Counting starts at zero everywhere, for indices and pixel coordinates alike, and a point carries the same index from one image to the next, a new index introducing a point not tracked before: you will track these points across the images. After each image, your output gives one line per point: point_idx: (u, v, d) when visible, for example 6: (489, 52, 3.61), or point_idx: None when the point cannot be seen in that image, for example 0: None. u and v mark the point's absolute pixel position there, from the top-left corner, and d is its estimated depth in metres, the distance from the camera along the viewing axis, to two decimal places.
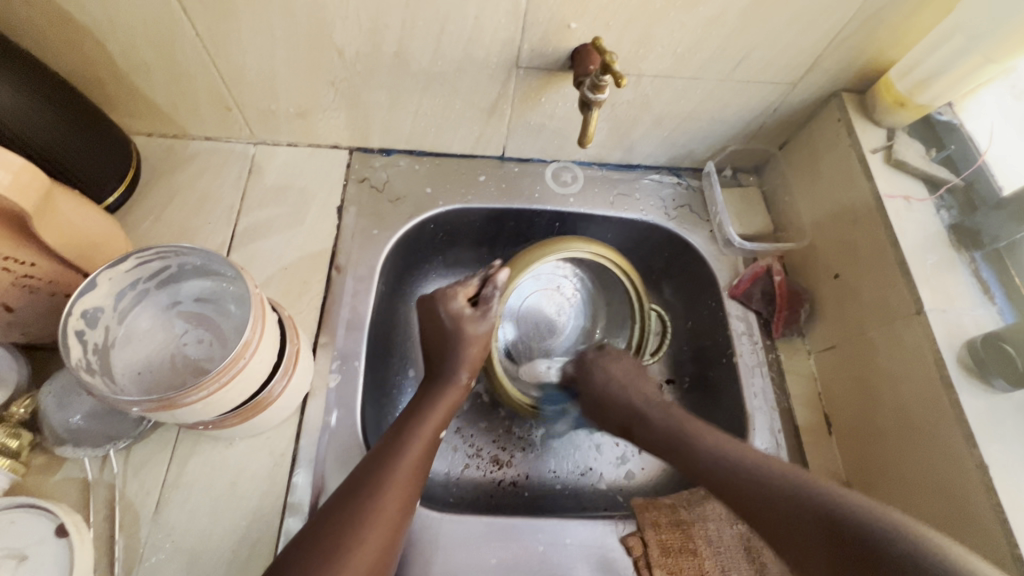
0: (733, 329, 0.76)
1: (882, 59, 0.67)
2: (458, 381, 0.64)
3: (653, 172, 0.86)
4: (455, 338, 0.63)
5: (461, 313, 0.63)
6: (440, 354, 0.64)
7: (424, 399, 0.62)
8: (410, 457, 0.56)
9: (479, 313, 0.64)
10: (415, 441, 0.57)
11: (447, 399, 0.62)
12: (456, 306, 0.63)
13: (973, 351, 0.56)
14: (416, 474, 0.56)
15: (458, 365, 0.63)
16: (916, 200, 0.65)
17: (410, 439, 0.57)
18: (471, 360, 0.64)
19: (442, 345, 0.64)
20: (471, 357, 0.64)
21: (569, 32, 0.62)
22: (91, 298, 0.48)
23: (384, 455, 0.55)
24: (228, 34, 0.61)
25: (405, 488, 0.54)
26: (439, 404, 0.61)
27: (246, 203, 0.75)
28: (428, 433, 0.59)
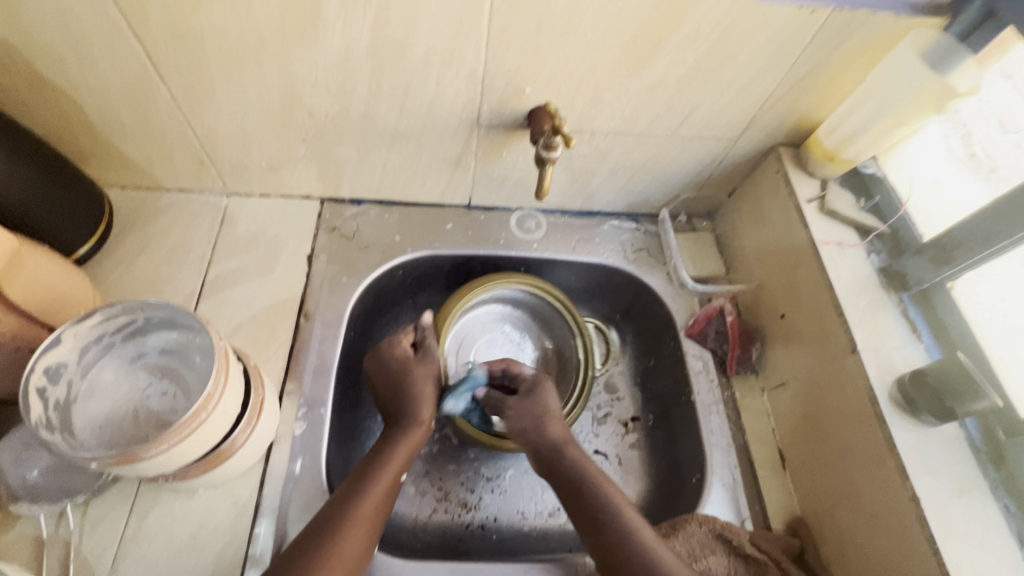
0: (691, 368, 0.79)
1: (812, 118, 0.73)
2: (419, 420, 0.65)
3: (613, 219, 0.90)
4: (407, 380, 0.66)
5: (406, 356, 0.68)
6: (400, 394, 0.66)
7: (386, 439, 0.63)
8: (374, 497, 0.56)
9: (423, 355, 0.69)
10: (377, 481, 0.58)
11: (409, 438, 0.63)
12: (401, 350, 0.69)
13: (903, 388, 0.60)
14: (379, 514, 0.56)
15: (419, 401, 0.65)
16: (848, 246, 0.70)
17: (372, 479, 0.58)
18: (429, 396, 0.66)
19: (399, 388, 0.66)
20: (427, 393, 0.66)
21: (524, 96, 0.67)
22: (55, 354, 0.49)
23: (346, 497, 0.56)
24: (202, 97, 0.65)
25: (368, 527, 0.55)
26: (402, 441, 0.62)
27: (217, 253, 0.77)
28: (392, 472, 0.59)
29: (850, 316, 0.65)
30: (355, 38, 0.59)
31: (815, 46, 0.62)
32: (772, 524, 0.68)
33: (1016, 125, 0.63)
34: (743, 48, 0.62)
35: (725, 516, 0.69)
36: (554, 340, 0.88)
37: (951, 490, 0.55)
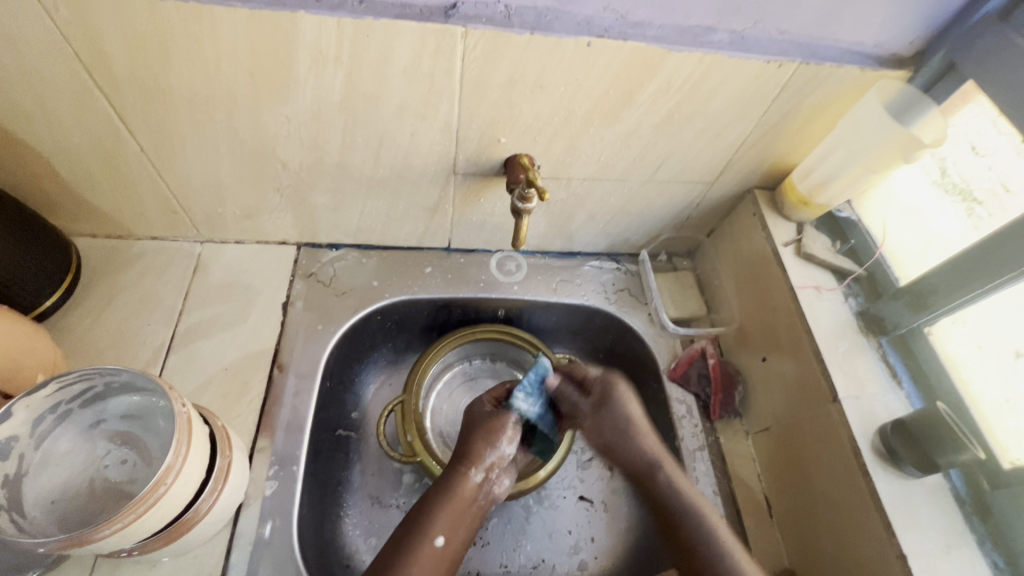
0: (675, 413, 0.78)
1: (785, 163, 0.74)
2: (469, 481, 0.63)
3: (594, 259, 0.90)
4: (481, 436, 0.66)
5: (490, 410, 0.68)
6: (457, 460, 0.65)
7: (431, 502, 0.62)
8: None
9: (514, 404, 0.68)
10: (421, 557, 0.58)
11: (455, 502, 0.62)
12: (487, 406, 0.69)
13: (884, 438, 0.59)
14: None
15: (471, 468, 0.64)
16: (826, 289, 0.71)
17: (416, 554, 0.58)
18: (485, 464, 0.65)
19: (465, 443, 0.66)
20: (480, 459, 0.65)
21: (500, 145, 0.67)
22: (3, 428, 0.47)
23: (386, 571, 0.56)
24: (173, 150, 0.64)
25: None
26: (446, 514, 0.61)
27: (189, 302, 0.75)
28: (429, 550, 0.59)
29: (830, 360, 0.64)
30: (327, 94, 0.59)
31: (784, 96, 0.63)
32: None
33: (988, 148, 0.61)
34: (714, 100, 0.63)
35: None
36: None
37: (938, 546, 0.54)
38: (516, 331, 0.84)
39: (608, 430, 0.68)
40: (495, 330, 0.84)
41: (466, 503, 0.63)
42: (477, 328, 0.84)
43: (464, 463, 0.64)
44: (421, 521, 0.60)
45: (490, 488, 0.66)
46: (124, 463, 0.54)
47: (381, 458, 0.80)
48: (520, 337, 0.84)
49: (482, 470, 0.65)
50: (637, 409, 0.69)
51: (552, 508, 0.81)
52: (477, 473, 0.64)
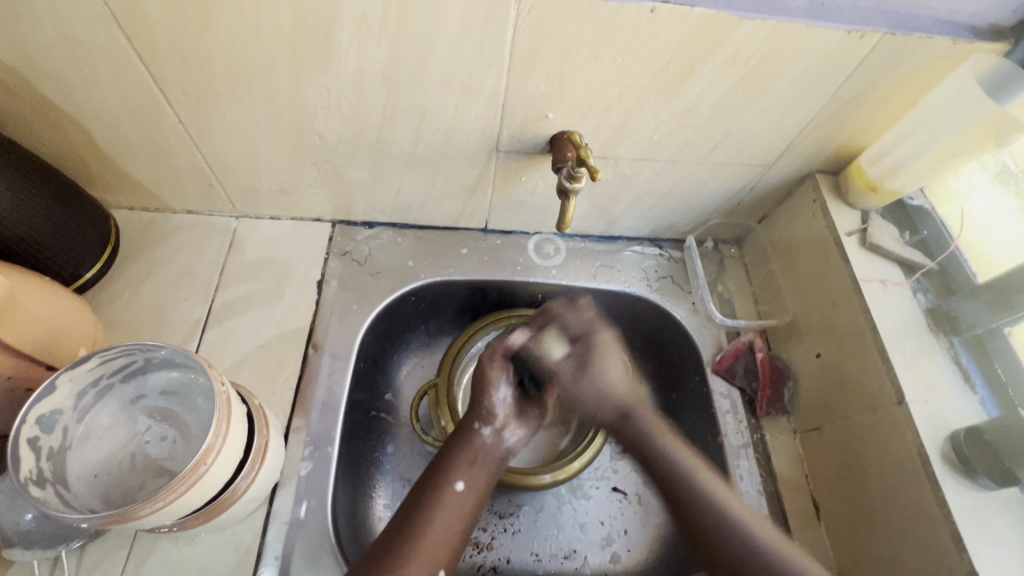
0: (718, 407, 0.74)
1: (853, 145, 0.69)
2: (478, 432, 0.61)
3: (635, 244, 0.86)
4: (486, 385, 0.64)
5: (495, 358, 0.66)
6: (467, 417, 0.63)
7: (445, 453, 0.59)
8: (430, 526, 0.53)
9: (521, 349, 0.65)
10: (439, 512, 0.54)
11: (466, 452, 0.59)
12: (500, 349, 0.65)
13: (957, 446, 0.55)
14: (442, 542, 0.53)
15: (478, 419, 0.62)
16: (892, 283, 0.66)
17: (433, 507, 0.54)
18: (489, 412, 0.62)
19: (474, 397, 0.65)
20: (486, 412, 0.62)
21: (547, 121, 0.63)
22: (48, 401, 0.46)
23: (402, 535, 0.52)
24: (211, 121, 0.62)
25: (429, 555, 0.51)
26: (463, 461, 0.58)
27: (225, 278, 0.75)
28: (450, 501, 0.55)
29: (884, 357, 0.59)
30: (370, 63, 0.56)
31: (863, 71, 0.58)
32: None
33: None
34: (784, 74, 0.58)
35: None
36: None
37: (1014, 564, 0.50)
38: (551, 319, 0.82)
39: (587, 394, 0.65)
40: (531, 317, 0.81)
41: (481, 453, 0.60)
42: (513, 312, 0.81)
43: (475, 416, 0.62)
44: (435, 471, 0.57)
45: (503, 444, 0.62)
46: (164, 439, 0.54)
47: (413, 441, 0.78)
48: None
49: (488, 422, 0.62)
50: (620, 372, 0.65)
51: (584, 498, 0.79)
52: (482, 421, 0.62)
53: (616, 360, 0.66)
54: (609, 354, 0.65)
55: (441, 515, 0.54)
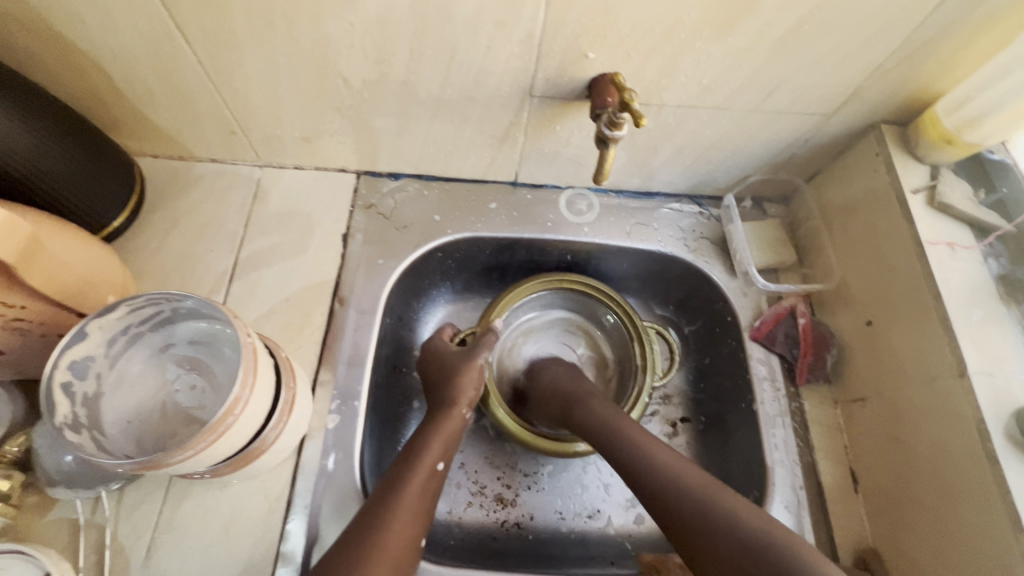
0: (756, 374, 0.71)
1: (928, 91, 0.62)
2: (457, 412, 0.63)
3: (673, 201, 0.81)
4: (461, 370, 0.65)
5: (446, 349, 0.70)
6: (439, 393, 0.65)
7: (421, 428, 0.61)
8: (410, 496, 0.53)
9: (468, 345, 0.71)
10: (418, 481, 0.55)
11: (445, 429, 0.61)
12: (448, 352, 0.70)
13: (1022, 424, 0.51)
14: (418, 513, 0.53)
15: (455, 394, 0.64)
16: (961, 247, 0.60)
17: (414, 477, 0.55)
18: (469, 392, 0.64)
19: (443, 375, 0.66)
20: (465, 394, 0.64)
21: (586, 62, 0.58)
22: (80, 348, 0.46)
23: (379, 505, 0.52)
24: (230, 62, 0.59)
25: (409, 523, 0.52)
26: (441, 433, 0.61)
27: (249, 229, 0.73)
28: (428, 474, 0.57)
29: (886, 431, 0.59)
30: None
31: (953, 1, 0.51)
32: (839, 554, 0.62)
33: None
34: (860, 5, 0.51)
35: None
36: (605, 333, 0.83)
37: None
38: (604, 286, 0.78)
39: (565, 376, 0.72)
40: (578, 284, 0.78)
41: (454, 434, 0.62)
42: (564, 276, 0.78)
43: (452, 396, 0.64)
44: (413, 447, 0.58)
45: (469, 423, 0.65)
46: (193, 388, 0.54)
47: None
48: (600, 291, 0.78)
49: (468, 405, 0.64)
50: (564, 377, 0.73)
51: None
52: (466, 404, 0.64)
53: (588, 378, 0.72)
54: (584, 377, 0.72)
55: (419, 486, 0.55)
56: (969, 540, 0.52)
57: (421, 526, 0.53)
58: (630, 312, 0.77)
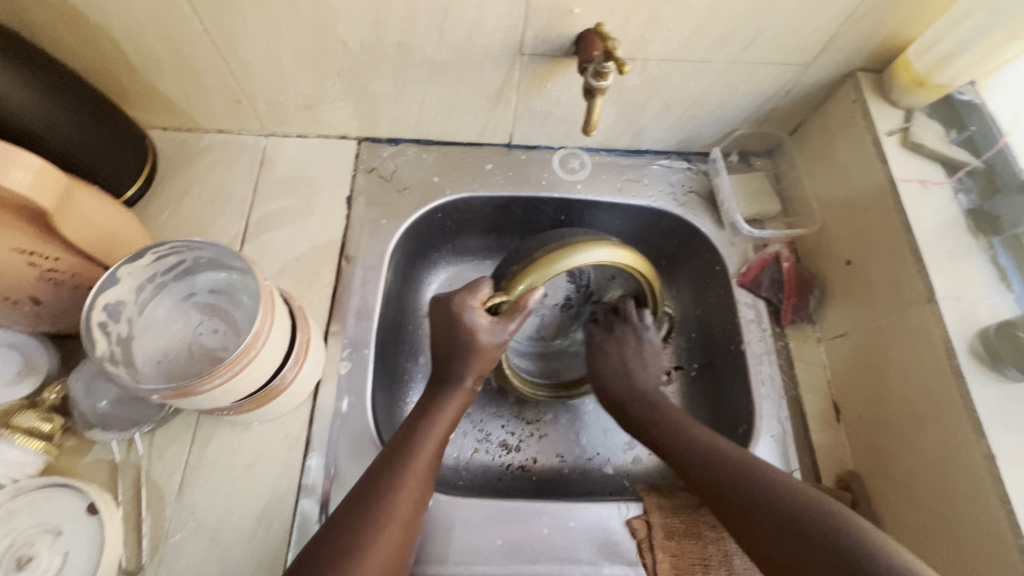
0: (742, 316, 0.75)
1: (900, 37, 0.65)
2: (463, 387, 0.61)
3: (663, 158, 0.85)
4: (468, 349, 0.59)
5: (476, 324, 0.58)
6: (447, 363, 0.61)
7: (428, 404, 0.60)
8: (413, 473, 0.54)
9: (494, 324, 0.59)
10: (416, 463, 0.55)
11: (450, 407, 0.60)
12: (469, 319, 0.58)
13: (986, 341, 0.55)
14: (415, 498, 0.54)
15: (463, 370, 0.61)
16: (932, 183, 0.64)
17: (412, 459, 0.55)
18: (478, 368, 0.61)
19: (452, 350, 0.60)
20: (475, 372, 0.61)
21: (573, 17, 0.61)
22: (113, 292, 0.51)
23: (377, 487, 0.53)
24: (235, 29, 0.62)
25: (408, 506, 0.53)
26: (442, 414, 0.60)
27: (259, 194, 0.77)
28: (428, 455, 0.57)
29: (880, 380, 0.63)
30: None
31: None
32: (822, 476, 0.66)
33: None
34: None
35: (772, 467, 0.66)
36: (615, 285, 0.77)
37: None
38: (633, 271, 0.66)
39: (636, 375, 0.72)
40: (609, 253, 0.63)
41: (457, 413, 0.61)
42: (589, 247, 0.62)
43: (461, 371, 0.60)
44: (416, 427, 0.58)
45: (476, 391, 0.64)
46: (215, 332, 0.58)
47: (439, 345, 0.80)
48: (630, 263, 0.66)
49: (475, 378, 0.62)
50: (621, 358, 0.74)
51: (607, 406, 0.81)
52: (473, 378, 0.62)
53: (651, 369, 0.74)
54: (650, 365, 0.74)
55: (415, 468, 0.55)
56: (934, 456, 0.56)
57: (420, 502, 0.55)
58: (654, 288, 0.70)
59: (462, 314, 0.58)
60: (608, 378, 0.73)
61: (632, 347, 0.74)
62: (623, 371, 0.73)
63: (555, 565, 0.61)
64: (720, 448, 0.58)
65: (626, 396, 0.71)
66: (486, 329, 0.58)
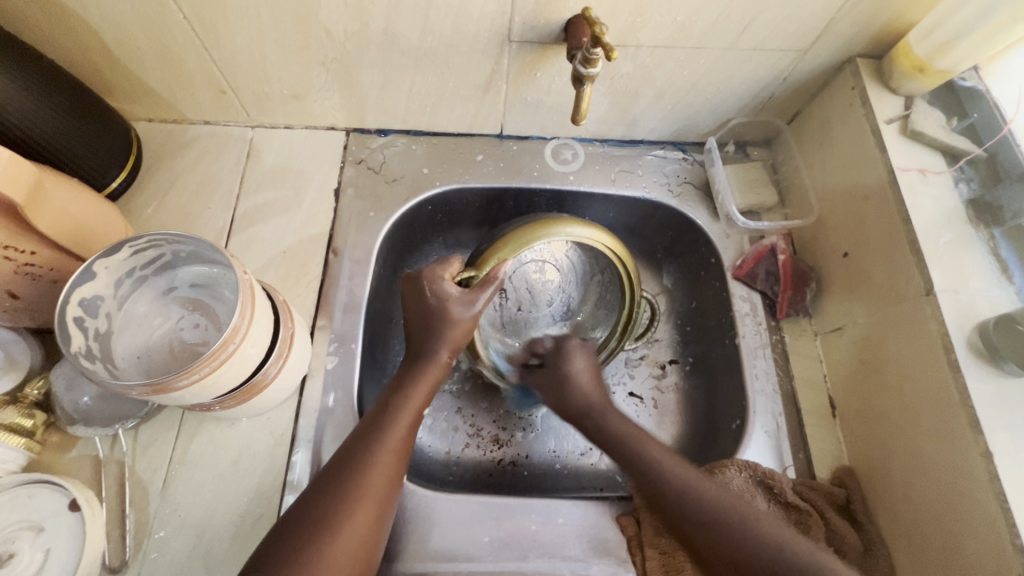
0: (737, 310, 0.74)
1: (900, 21, 0.63)
2: (439, 359, 0.60)
3: (657, 148, 0.83)
4: (442, 320, 0.58)
5: (449, 296, 0.58)
6: (421, 337, 0.59)
7: (404, 376, 0.59)
8: (388, 445, 0.54)
9: (465, 296, 0.59)
10: (392, 435, 0.54)
11: (425, 378, 0.59)
12: (443, 290, 0.59)
13: (985, 335, 0.54)
14: (394, 470, 0.53)
15: (437, 343, 0.59)
16: (932, 172, 0.62)
17: (388, 431, 0.55)
18: (453, 341, 0.59)
19: (426, 323, 0.59)
20: (448, 346, 0.59)
21: (561, 3, 0.59)
22: (89, 287, 0.50)
23: (354, 460, 0.52)
24: (215, 17, 0.61)
25: (386, 478, 0.52)
26: (418, 386, 0.58)
27: (245, 187, 0.76)
28: (404, 425, 0.56)
29: (880, 371, 0.61)
30: None
31: None
32: (816, 472, 0.65)
33: None
34: None
35: (766, 463, 0.65)
36: (601, 287, 0.77)
37: None
38: (603, 239, 0.64)
39: (578, 387, 0.65)
40: (573, 225, 0.63)
41: (433, 384, 0.59)
42: (551, 221, 0.62)
43: (434, 344, 0.59)
44: (392, 399, 0.57)
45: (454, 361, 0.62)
46: (197, 327, 0.57)
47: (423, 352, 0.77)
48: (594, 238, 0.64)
49: (450, 351, 0.60)
50: (588, 376, 0.67)
51: None
52: (450, 350, 0.60)
53: (583, 359, 0.68)
54: (574, 357, 0.68)
55: (390, 438, 0.54)
56: (931, 447, 0.55)
57: (397, 473, 0.54)
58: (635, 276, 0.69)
59: (435, 287, 0.58)
60: (563, 390, 0.66)
61: (586, 359, 0.68)
62: (573, 381, 0.66)
63: (542, 561, 0.60)
64: (685, 480, 0.54)
65: (586, 409, 0.63)
66: (458, 298, 0.59)
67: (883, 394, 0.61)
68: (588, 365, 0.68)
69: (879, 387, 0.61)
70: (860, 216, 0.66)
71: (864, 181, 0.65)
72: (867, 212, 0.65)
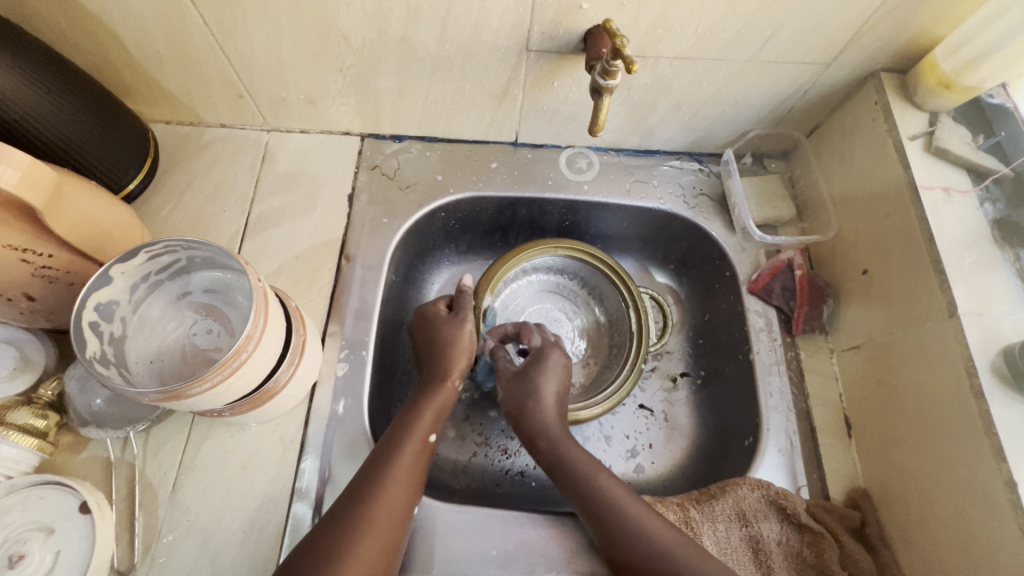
0: (752, 324, 0.73)
1: (927, 36, 0.62)
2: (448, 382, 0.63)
3: (673, 159, 0.82)
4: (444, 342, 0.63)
5: (437, 314, 0.66)
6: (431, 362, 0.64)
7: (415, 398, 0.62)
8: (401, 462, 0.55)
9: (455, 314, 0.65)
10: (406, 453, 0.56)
11: (435, 400, 0.61)
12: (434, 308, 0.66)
13: (1009, 360, 0.52)
14: (408, 487, 0.54)
15: (444, 365, 0.63)
16: (957, 192, 0.61)
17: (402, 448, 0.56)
18: (457, 362, 0.63)
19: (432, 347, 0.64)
20: (452, 366, 0.63)
21: (580, 13, 0.59)
22: (106, 291, 0.50)
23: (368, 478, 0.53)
24: (234, 23, 0.61)
25: (399, 493, 0.53)
26: (428, 407, 0.60)
27: (260, 190, 0.76)
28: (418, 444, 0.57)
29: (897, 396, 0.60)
30: None
31: None
32: (831, 494, 0.64)
33: None
34: None
35: (779, 482, 0.64)
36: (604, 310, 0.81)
37: None
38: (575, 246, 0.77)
39: (514, 398, 0.65)
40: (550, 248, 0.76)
41: (444, 405, 0.61)
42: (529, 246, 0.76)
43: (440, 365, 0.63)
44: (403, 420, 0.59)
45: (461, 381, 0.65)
46: (210, 333, 0.57)
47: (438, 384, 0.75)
48: (554, 249, 0.76)
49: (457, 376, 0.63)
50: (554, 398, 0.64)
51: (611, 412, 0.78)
52: (457, 372, 0.63)
53: (557, 381, 0.65)
54: (554, 374, 0.65)
55: (404, 457, 0.55)
56: (951, 472, 0.53)
57: (411, 491, 0.55)
58: (615, 266, 0.76)
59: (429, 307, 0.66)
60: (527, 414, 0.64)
61: (560, 379, 0.66)
62: (539, 405, 0.64)
63: None
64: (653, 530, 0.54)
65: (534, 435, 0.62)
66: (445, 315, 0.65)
67: (901, 418, 0.60)
68: (558, 386, 0.65)
69: (897, 411, 0.60)
70: (880, 234, 0.65)
71: (885, 197, 0.64)
72: (885, 229, 0.64)
